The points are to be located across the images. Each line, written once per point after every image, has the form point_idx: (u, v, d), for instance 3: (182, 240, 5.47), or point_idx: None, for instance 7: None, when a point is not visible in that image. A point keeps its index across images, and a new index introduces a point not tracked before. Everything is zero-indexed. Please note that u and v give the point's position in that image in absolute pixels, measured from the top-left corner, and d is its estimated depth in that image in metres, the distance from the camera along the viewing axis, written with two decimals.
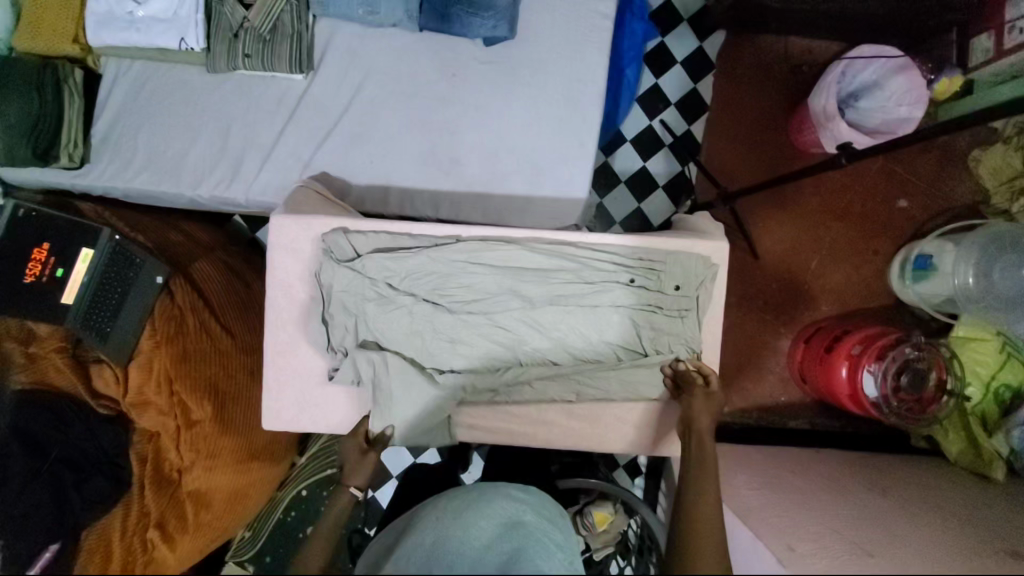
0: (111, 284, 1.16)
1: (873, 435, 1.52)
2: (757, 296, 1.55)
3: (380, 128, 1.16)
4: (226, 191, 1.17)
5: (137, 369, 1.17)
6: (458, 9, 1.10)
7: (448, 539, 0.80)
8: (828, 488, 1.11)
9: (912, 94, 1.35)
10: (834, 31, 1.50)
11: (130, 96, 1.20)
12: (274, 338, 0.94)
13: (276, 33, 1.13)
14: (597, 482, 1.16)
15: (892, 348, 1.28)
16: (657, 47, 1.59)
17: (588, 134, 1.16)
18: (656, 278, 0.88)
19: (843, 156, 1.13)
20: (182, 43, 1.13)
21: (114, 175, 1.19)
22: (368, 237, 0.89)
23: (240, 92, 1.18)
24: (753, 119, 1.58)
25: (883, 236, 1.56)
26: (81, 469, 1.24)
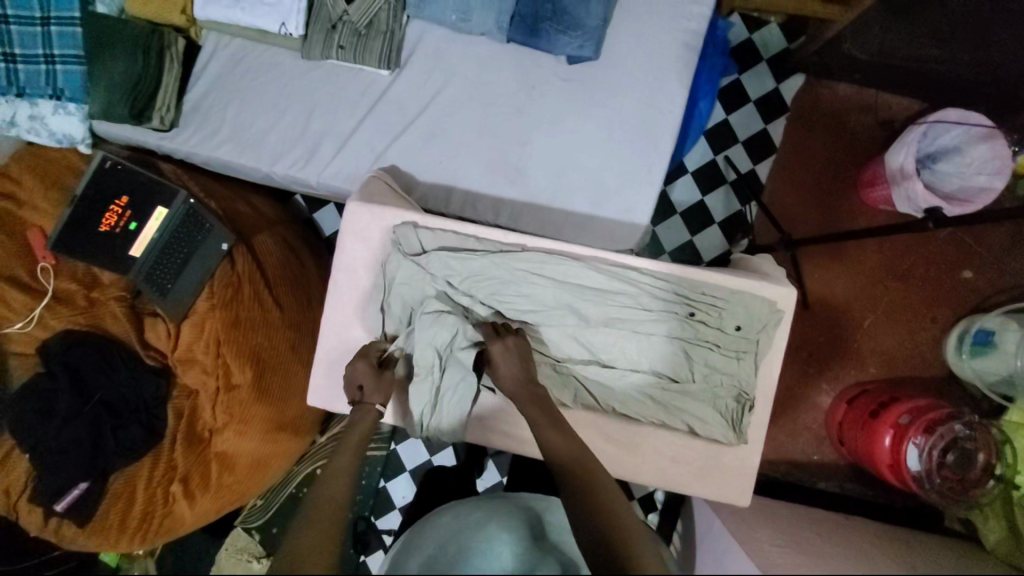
0: (178, 245, 1.22)
1: (906, 509, 1.46)
2: (801, 347, 1.51)
3: (454, 130, 1.19)
4: (298, 171, 1.21)
5: (189, 327, 1.24)
6: (547, 25, 1.12)
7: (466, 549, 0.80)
8: (858, 558, 1.06)
9: (994, 164, 1.29)
10: (919, 91, 1.47)
11: (224, 70, 1.26)
12: (331, 319, 0.96)
13: (371, 28, 1.17)
14: None
15: (942, 424, 1.23)
16: (732, 85, 1.58)
17: (656, 162, 1.16)
18: (717, 316, 0.87)
19: (930, 220, 1.12)
20: (282, 28, 1.17)
21: (199, 142, 1.25)
22: (435, 234, 0.90)
23: (327, 80, 1.23)
24: (821, 168, 1.55)
25: (944, 304, 1.50)
26: (119, 415, 1.31)
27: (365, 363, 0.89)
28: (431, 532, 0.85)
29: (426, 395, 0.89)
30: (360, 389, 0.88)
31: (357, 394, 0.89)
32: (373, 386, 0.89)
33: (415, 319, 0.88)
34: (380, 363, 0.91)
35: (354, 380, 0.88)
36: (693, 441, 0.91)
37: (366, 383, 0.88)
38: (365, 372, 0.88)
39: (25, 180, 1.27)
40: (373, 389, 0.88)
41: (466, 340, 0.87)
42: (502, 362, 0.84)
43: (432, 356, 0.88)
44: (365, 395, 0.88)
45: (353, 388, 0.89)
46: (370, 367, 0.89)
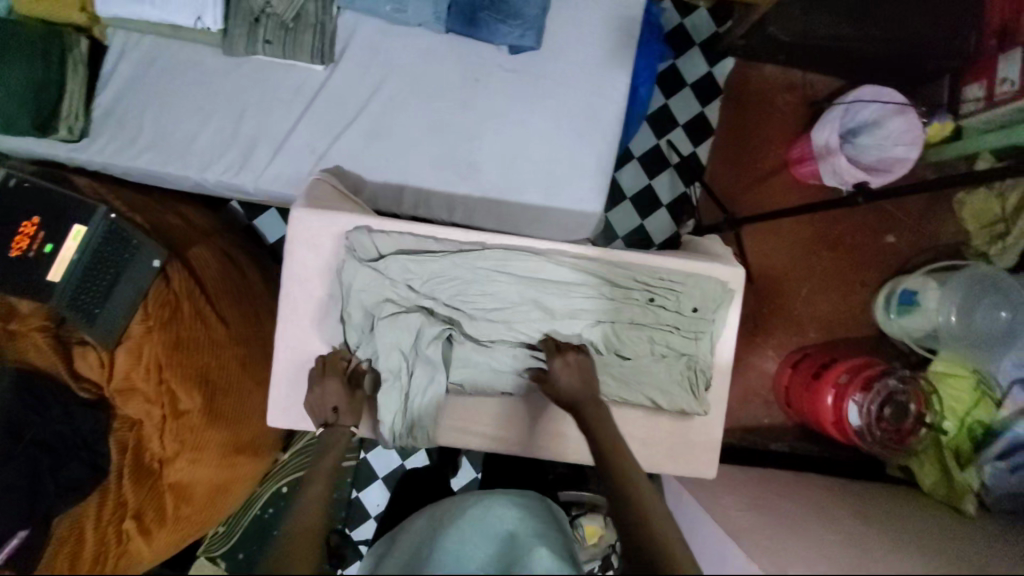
0: (104, 265, 1.12)
1: (851, 461, 1.57)
2: (749, 318, 1.60)
3: (399, 128, 1.15)
4: (233, 178, 1.14)
5: (125, 353, 1.14)
6: (486, 15, 1.11)
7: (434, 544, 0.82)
8: (813, 512, 1.15)
9: (908, 136, 1.40)
10: (838, 70, 1.56)
11: (139, 72, 1.16)
12: (283, 333, 0.90)
13: (299, 21, 1.10)
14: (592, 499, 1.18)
15: (878, 379, 1.33)
16: (668, 70, 1.63)
17: (605, 149, 1.18)
18: (675, 299, 0.88)
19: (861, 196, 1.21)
20: (198, 22, 1.09)
21: (117, 152, 1.15)
22: (391, 237, 0.87)
23: (256, 77, 1.15)
24: (759, 147, 1.62)
25: (871, 268, 1.62)
26: (57, 454, 1.20)
27: (336, 381, 0.86)
28: (409, 540, 0.86)
29: (395, 403, 0.86)
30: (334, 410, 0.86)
31: (329, 418, 0.86)
32: (346, 406, 0.87)
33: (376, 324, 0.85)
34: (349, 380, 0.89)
35: (325, 402, 0.86)
36: (660, 423, 0.93)
37: (340, 404, 0.86)
38: (335, 392, 0.86)
39: None
40: (345, 408, 0.86)
41: (430, 337, 0.86)
42: (565, 376, 0.81)
43: (398, 360, 0.86)
44: (338, 416, 0.86)
45: (324, 410, 0.87)
46: (341, 385, 0.86)
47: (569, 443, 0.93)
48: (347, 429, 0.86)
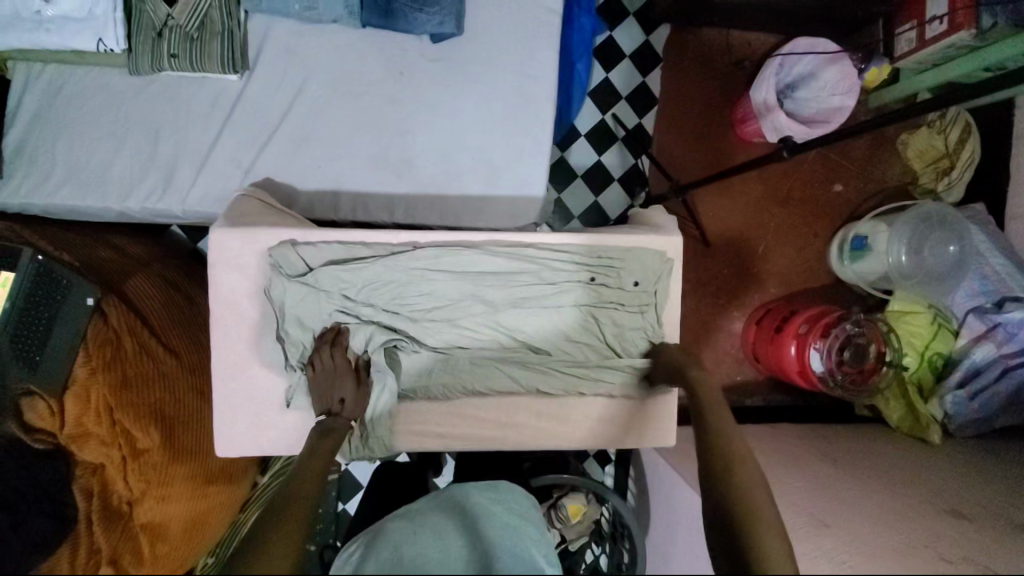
0: (37, 309, 1.08)
1: (822, 406, 1.61)
2: (710, 282, 1.60)
3: (327, 133, 1.11)
4: (158, 203, 1.09)
5: (71, 399, 1.11)
6: (401, 4, 1.06)
7: (403, 542, 0.80)
8: (783, 461, 1.19)
9: (843, 84, 1.41)
10: (771, 24, 1.55)
11: (45, 103, 1.09)
12: (220, 360, 0.86)
13: (204, 30, 1.05)
14: (570, 479, 1.17)
15: (835, 326, 1.37)
16: (605, 42, 1.60)
17: (541, 131, 1.15)
18: (616, 276, 0.88)
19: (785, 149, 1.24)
20: (100, 43, 1.03)
21: (33, 191, 1.09)
22: (319, 248, 0.84)
23: (167, 95, 1.10)
24: (700, 111, 1.61)
25: (822, 218, 1.64)
26: (17, 510, 1.16)
27: (344, 372, 0.84)
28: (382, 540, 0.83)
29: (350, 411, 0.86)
30: (342, 402, 0.84)
31: (335, 408, 0.84)
32: (353, 400, 0.85)
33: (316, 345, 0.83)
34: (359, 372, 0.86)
35: (332, 394, 0.84)
36: (620, 400, 0.93)
37: (347, 397, 0.84)
38: (347, 385, 0.84)
39: None
40: (352, 402, 0.84)
41: (376, 344, 0.86)
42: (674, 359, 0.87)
43: (346, 370, 0.84)
44: (343, 409, 0.84)
45: (330, 399, 0.85)
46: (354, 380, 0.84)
47: (535, 432, 0.92)
48: (347, 424, 0.84)
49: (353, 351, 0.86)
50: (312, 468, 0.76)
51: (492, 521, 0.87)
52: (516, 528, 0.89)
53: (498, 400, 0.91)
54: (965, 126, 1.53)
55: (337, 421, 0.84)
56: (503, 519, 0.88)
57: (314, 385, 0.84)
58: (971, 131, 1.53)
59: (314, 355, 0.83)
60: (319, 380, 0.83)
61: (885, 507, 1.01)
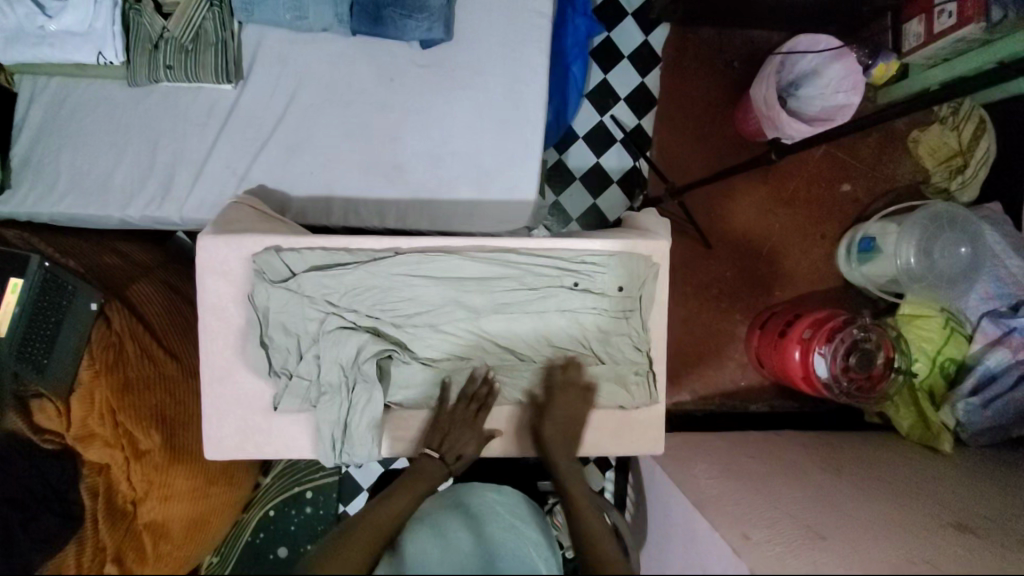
0: (44, 315, 1.11)
1: (830, 412, 1.58)
2: (713, 286, 1.58)
3: (319, 140, 1.13)
4: (158, 210, 1.12)
5: (77, 401, 1.15)
6: (391, 11, 1.07)
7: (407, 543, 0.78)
8: (785, 471, 1.16)
9: (848, 81, 1.37)
10: (772, 21, 1.52)
11: (50, 115, 1.12)
12: (209, 364, 0.87)
13: (198, 41, 1.08)
14: None
15: (841, 330, 1.32)
16: (603, 43, 1.58)
17: (531, 135, 1.15)
18: (600, 281, 0.85)
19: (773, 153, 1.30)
20: (100, 57, 1.07)
21: (38, 200, 1.12)
22: (302, 254, 0.84)
23: (165, 105, 1.13)
24: (700, 112, 1.59)
25: (830, 219, 1.59)
26: (26, 508, 1.21)
27: (477, 429, 0.86)
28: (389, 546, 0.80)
29: (335, 416, 0.85)
30: (460, 456, 0.86)
31: (327, 419, 0.85)
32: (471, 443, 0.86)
33: (301, 362, 0.84)
34: (475, 407, 0.86)
35: (457, 441, 0.86)
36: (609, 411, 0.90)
37: (465, 444, 0.86)
38: (463, 423, 0.86)
39: None
40: (466, 440, 0.86)
41: (366, 354, 0.83)
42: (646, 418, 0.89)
43: (334, 376, 0.84)
44: (458, 451, 0.86)
45: (449, 444, 0.86)
46: (472, 423, 0.86)
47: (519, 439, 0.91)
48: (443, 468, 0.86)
49: (351, 367, 0.84)
50: (396, 505, 0.81)
51: (495, 518, 0.85)
52: (518, 527, 0.86)
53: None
54: (980, 122, 1.48)
55: (434, 460, 0.86)
56: (507, 521, 0.85)
57: (299, 392, 0.85)
58: (987, 126, 1.47)
59: (446, 403, 0.87)
60: (442, 427, 0.86)
61: (885, 519, 0.97)
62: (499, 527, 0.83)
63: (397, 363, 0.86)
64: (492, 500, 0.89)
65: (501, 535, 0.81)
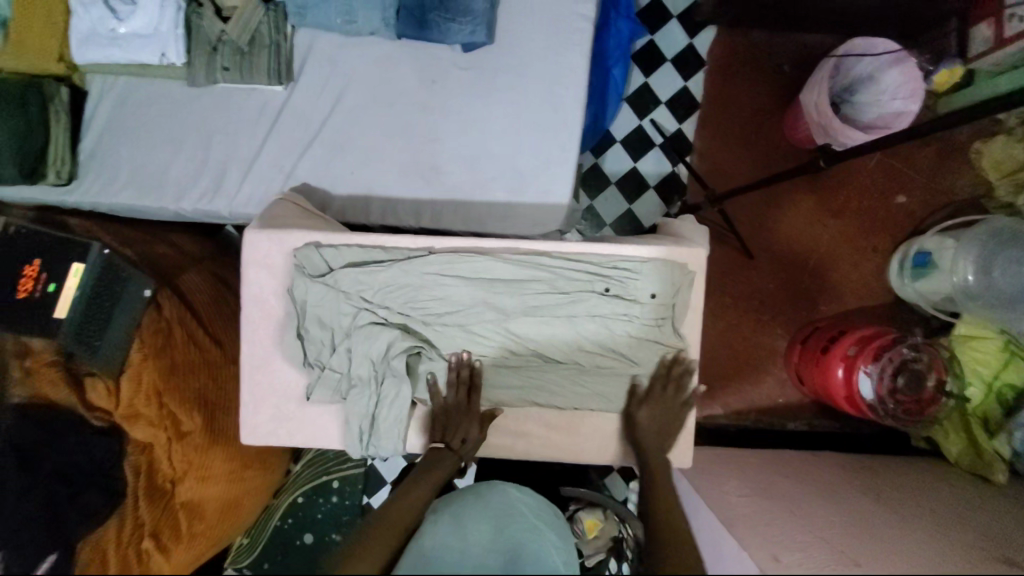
0: (100, 298, 1.19)
1: (875, 435, 1.50)
2: (752, 297, 1.53)
3: (361, 140, 1.16)
4: (209, 204, 1.17)
5: (127, 381, 1.20)
6: (435, 15, 1.09)
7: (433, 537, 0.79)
8: (824, 495, 1.11)
9: (907, 87, 1.30)
10: (824, 25, 1.47)
11: (116, 112, 1.20)
12: (250, 352, 0.90)
13: (254, 44, 1.13)
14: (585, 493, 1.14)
15: (890, 348, 1.26)
16: (644, 47, 1.56)
17: (568, 138, 1.15)
18: (633, 287, 0.84)
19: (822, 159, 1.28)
20: (163, 58, 1.13)
21: (102, 190, 1.20)
22: (340, 250, 0.87)
23: (220, 104, 1.18)
24: (743, 118, 1.55)
25: (880, 232, 1.52)
26: (73, 483, 1.25)
27: (477, 413, 0.88)
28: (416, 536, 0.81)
29: (364, 410, 0.87)
30: (464, 440, 0.88)
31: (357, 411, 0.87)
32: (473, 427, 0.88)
33: (334, 355, 0.86)
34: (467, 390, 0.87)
35: (459, 428, 0.87)
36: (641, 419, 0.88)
37: (466, 429, 0.88)
38: (460, 410, 0.87)
39: None
40: (466, 424, 0.87)
41: (396, 350, 0.85)
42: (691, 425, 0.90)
43: (366, 370, 0.86)
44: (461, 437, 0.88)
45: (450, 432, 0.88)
46: (467, 409, 0.87)
47: (543, 443, 0.91)
48: (453, 455, 0.88)
49: (382, 362, 0.86)
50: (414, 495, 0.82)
51: (519, 519, 0.84)
52: (541, 530, 0.85)
53: (509, 409, 0.91)
54: None
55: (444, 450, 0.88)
56: (530, 523, 0.85)
57: (331, 383, 0.87)
58: None
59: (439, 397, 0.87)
60: (441, 418, 0.88)
61: (929, 548, 0.91)
62: (523, 529, 0.83)
63: (424, 361, 0.87)
64: (518, 501, 0.88)
65: (524, 536, 0.81)
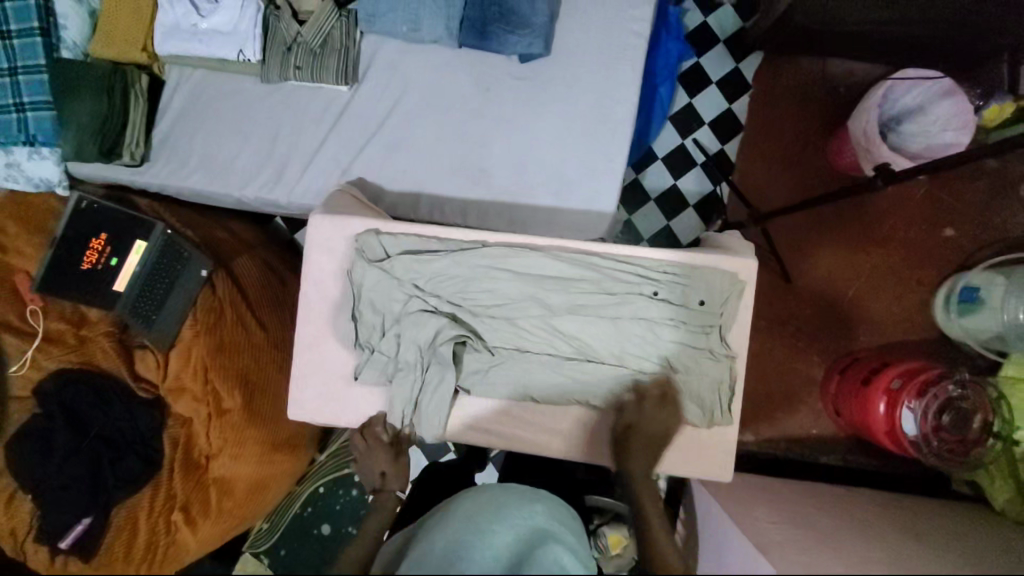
0: (160, 275, 1.26)
1: (913, 477, 1.44)
2: (789, 322, 1.51)
3: (416, 140, 1.21)
4: (270, 193, 1.23)
5: (176, 356, 1.27)
6: (496, 27, 1.14)
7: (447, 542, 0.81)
8: (856, 528, 1.08)
9: (959, 119, 1.29)
10: (876, 55, 1.46)
11: (190, 101, 1.27)
12: (302, 331, 0.94)
13: (325, 46, 1.19)
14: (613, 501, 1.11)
15: (935, 384, 1.24)
16: (692, 68, 1.59)
17: (616, 149, 1.17)
18: (680, 293, 0.86)
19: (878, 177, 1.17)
20: (240, 54, 1.20)
21: (170, 173, 1.26)
22: (397, 238, 0.90)
23: (288, 100, 1.24)
24: (790, 143, 1.55)
25: (927, 265, 1.49)
26: (116, 448, 1.34)
27: (386, 451, 0.93)
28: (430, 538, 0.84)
29: (408, 393, 0.89)
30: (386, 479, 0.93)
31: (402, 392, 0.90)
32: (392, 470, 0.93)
33: (383, 338, 0.89)
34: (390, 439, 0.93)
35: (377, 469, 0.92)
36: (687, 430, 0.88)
37: (386, 469, 0.93)
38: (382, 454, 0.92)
39: (10, 228, 1.32)
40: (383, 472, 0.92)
41: (443, 336, 0.87)
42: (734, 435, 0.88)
43: (413, 354, 0.88)
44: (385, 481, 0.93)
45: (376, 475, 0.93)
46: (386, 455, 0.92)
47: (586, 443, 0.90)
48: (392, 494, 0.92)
49: (429, 347, 0.88)
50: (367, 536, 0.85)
51: (528, 523, 0.85)
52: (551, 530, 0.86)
53: (548, 405, 0.90)
54: None
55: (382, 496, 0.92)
56: (541, 525, 0.86)
57: (378, 366, 0.90)
58: None
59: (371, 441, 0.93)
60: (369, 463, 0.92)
61: None
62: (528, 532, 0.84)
63: (472, 349, 0.89)
64: (530, 506, 0.89)
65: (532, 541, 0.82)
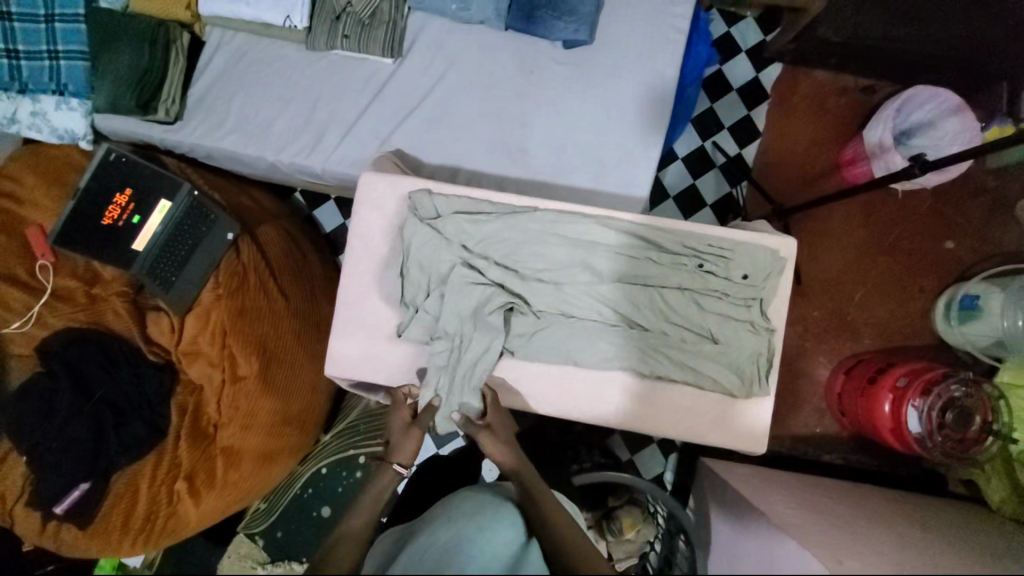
0: (183, 237, 1.24)
1: (911, 477, 1.50)
2: (799, 322, 1.56)
3: (457, 115, 1.23)
4: (305, 159, 1.23)
5: (193, 319, 1.26)
6: (543, 12, 1.18)
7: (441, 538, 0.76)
8: (869, 516, 1.11)
9: (965, 136, 1.38)
10: (888, 73, 1.55)
11: (229, 64, 1.27)
12: (347, 288, 0.95)
13: (374, 18, 1.21)
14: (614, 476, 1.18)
15: (938, 384, 1.27)
16: (714, 74, 1.65)
17: (652, 137, 1.21)
18: (725, 266, 0.88)
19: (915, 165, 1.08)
20: (287, 20, 1.21)
21: (204, 133, 1.25)
22: (450, 199, 0.92)
23: (331, 70, 1.26)
24: (805, 151, 1.62)
25: (929, 273, 1.56)
26: (122, 413, 1.30)
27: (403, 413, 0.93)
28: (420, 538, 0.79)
29: (450, 353, 0.89)
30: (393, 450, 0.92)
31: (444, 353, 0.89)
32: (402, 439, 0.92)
33: (429, 297, 0.90)
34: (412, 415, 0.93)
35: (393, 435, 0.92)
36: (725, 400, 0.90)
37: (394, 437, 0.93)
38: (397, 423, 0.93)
39: (29, 179, 1.29)
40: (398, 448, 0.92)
41: (491, 297, 0.88)
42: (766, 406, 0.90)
43: (459, 314, 0.89)
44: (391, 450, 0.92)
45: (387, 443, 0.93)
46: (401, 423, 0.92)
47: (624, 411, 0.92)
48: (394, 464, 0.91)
49: (476, 308, 0.89)
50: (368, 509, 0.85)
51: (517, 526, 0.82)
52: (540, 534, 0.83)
53: (589, 372, 0.92)
54: None
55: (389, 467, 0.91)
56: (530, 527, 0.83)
57: (421, 326, 0.91)
58: None
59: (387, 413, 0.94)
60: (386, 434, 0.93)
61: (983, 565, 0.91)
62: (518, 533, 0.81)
63: (518, 312, 0.90)
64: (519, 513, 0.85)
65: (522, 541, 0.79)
